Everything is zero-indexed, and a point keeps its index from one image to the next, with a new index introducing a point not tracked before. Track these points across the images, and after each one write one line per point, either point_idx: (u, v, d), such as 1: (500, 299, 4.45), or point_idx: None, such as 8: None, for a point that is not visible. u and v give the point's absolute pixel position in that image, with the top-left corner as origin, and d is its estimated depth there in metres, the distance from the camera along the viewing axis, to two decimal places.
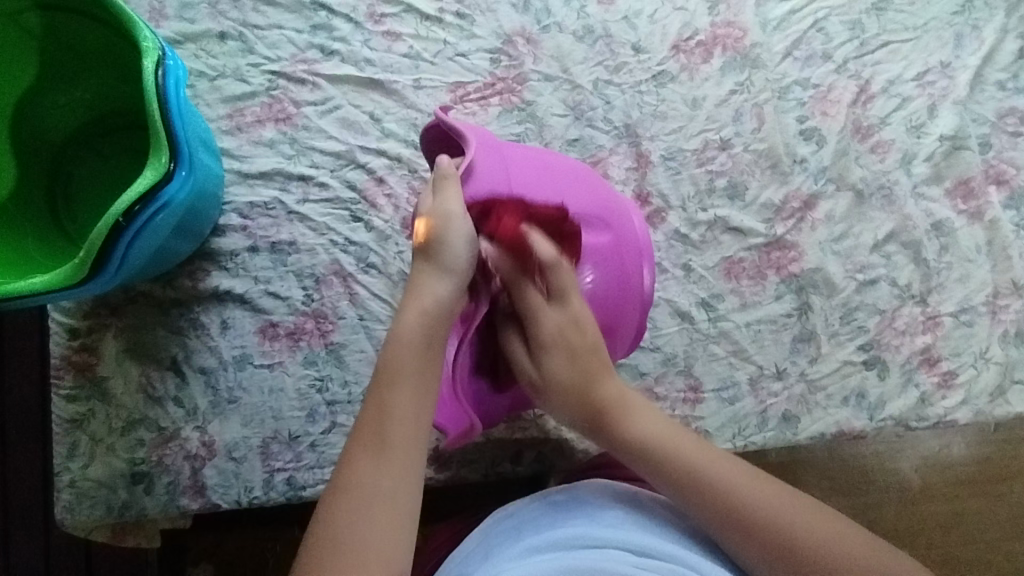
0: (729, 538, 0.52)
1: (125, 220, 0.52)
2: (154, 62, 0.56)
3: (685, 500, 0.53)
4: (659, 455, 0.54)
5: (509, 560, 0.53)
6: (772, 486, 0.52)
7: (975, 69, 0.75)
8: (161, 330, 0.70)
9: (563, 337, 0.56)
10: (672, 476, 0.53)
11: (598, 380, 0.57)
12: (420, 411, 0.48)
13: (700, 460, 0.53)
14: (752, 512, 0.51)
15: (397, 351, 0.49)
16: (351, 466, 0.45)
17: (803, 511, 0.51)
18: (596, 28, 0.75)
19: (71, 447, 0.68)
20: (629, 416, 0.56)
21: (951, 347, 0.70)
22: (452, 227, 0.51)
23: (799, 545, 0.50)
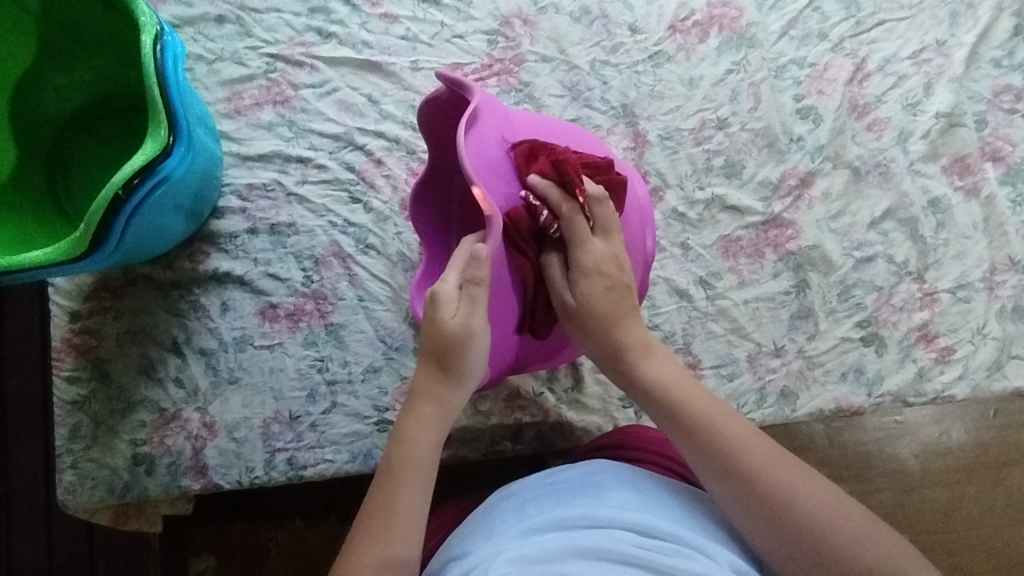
0: (728, 492, 0.52)
1: (124, 193, 0.53)
2: (152, 36, 0.57)
3: (693, 445, 0.53)
4: (674, 397, 0.55)
5: (510, 539, 0.50)
6: (793, 464, 0.52)
7: (971, 47, 0.76)
8: (161, 312, 0.70)
9: (603, 271, 0.58)
10: (682, 420, 0.54)
11: (622, 321, 0.58)
12: (422, 508, 0.52)
13: (712, 415, 0.54)
14: (764, 479, 0.51)
15: (405, 450, 0.53)
16: (357, 554, 0.49)
17: (817, 488, 0.50)
18: (593, 9, 0.76)
19: (73, 429, 0.68)
20: (649, 360, 0.58)
21: (949, 323, 0.71)
22: (476, 336, 0.54)
23: (791, 501, 0.50)
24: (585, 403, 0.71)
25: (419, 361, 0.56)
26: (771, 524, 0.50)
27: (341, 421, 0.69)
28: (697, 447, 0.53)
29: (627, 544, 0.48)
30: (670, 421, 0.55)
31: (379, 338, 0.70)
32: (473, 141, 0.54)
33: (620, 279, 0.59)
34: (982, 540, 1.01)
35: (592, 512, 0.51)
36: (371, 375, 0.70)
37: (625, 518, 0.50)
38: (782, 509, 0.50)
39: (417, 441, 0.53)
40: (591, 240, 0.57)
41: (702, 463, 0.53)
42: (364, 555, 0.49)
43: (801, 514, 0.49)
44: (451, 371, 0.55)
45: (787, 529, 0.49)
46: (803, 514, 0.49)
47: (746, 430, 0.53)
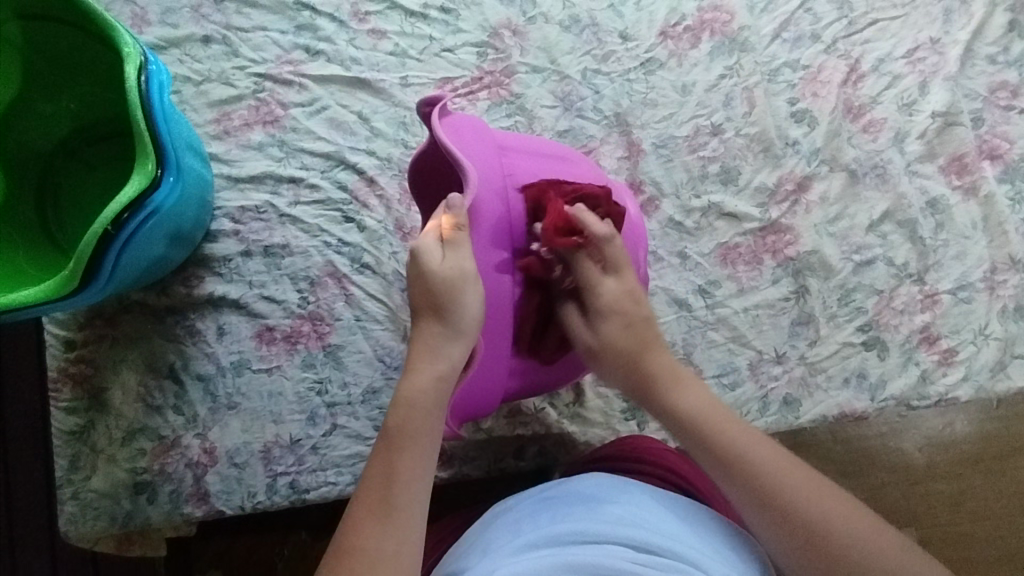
0: (760, 519, 0.51)
1: (113, 228, 0.53)
2: (137, 66, 0.56)
3: (732, 482, 0.52)
4: (701, 434, 0.54)
5: (504, 556, 0.50)
6: (815, 483, 0.51)
7: (965, 44, 0.75)
8: (158, 339, 0.70)
9: (621, 306, 0.58)
10: (716, 446, 0.53)
11: (646, 354, 0.58)
12: (423, 475, 0.50)
13: (742, 441, 0.53)
14: (791, 496, 0.50)
15: (403, 413, 0.52)
16: (357, 529, 0.47)
17: (852, 514, 0.49)
18: (583, 18, 0.75)
19: (72, 459, 0.68)
20: (677, 389, 0.57)
21: (950, 325, 0.70)
22: (467, 285, 0.53)
23: (824, 526, 0.49)
24: (587, 416, 0.70)
25: (418, 318, 0.55)
26: (805, 551, 0.49)
27: (342, 443, 0.68)
28: (731, 477, 0.52)
29: (620, 559, 0.47)
30: (698, 447, 0.55)
31: (378, 357, 0.70)
32: (447, 135, 0.54)
33: (638, 314, 0.59)
34: (988, 531, 1.01)
35: (586, 527, 0.50)
36: (371, 396, 0.69)
37: (618, 532, 0.50)
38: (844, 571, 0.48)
39: (420, 407, 0.52)
40: (601, 282, 0.58)
41: (746, 507, 0.52)
42: (364, 529, 0.47)
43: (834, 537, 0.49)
44: (449, 323, 0.53)
45: (815, 550, 0.49)
46: (838, 538, 0.49)
47: (772, 454, 0.52)
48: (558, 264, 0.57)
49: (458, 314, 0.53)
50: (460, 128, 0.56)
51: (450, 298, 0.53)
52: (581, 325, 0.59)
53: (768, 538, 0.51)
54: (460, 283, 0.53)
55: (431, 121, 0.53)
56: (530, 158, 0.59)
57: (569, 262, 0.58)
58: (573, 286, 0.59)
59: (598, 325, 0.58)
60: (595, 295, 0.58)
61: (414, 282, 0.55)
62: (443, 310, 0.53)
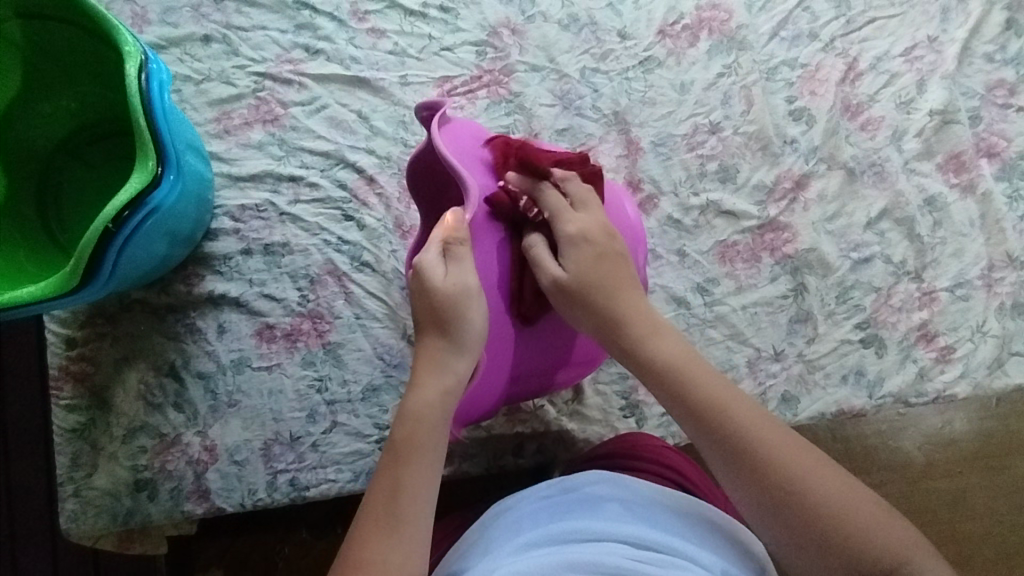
0: (741, 479, 0.49)
1: (114, 226, 0.53)
2: (137, 65, 0.56)
3: (706, 432, 0.51)
4: (675, 380, 0.52)
5: (505, 555, 0.50)
6: (791, 443, 0.49)
7: (963, 42, 0.75)
8: (158, 337, 0.70)
9: (587, 237, 0.56)
10: (689, 401, 0.51)
11: (620, 295, 0.56)
12: (430, 487, 0.50)
13: (719, 397, 0.51)
14: (766, 455, 0.49)
15: (410, 427, 0.52)
16: (363, 542, 0.47)
17: (830, 478, 0.48)
18: (581, 16, 0.75)
19: (73, 457, 0.68)
20: (651, 336, 0.55)
21: (948, 322, 0.70)
22: (469, 299, 0.53)
23: (803, 492, 0.47)
24: (586, 414, 0.71)
25: (421, 332, 0.55)
26: (782, 515, 0.48)
27: (342, 440, 0.68)
28: (708, 436, 0.50)
29: (620, 557, 0.48)
30: (674, 402, 0.52)
31: (377, 355, 0.70)
32: (448, 151, 0.56)
33: (610, 247, 0.57)
34: (986, 529, 1.01)
35: (587, 525, 0.50)
36: (370, 394, 0.69)
37: (619, 530, 0.50)
38: (820, 529, 0.46)
39: (425, 418, 0.52)
40: (568, 215, 0.57)
41: (721, 464, 0.50)
42: (370, 541, 0.47)
43: (814, 506, 0.47)
44: (453, 337, 0.53)
45: (793, 515, 0.47)
46: (818, 507, 0.47)
47: (751, 411, 0.51)
48: (524, 195, 0.57)
49: (462, 327, 0.53)
50: (462, 142, 0.58)
51: (453, 314, 0.53)
52: (549, 260, 0.56)
53: (744, 500, 0.49)
54: (462, 297, 0.53)
55: (433, 138, 0.55)
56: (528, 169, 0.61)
57: (536, 194, 0.57)
58: (543, 219, 0.57)
59: (564, 257, 0.56)
60: (562, 225, 0.56)
61: (417, 296, 0.54)
62: (446, 324, 0.53)
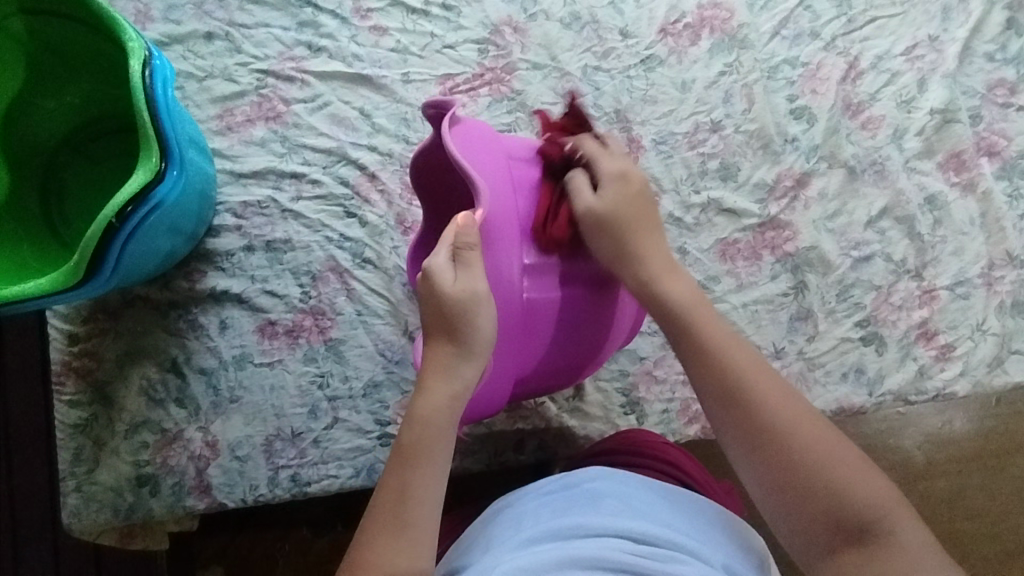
0: (730, 415, 0.51)
1: (118, 221, 0.53)
2: (141, 61, 0.56)
3: (720, 365, 0.52)
4: (689, 320, 0.54)
5: (507, 552, 0.50)
6: (788, 392, 0.51)
7: (963, 42, 0.75)
8: (160, 333, 0.70)
9: (620, 178, 0.58)
10: (694, 335, 0.53)
11: (638, 235, 0.57)
12: (436, 490, 0.51)
13: (725, 337, 0.53)
14: (759, 401, 0.50)
15: (417, 431, 0.52)
16: (370, 547, 0.48)
17: (817, 427, 0.49)
18: (583, 15, 0.75)
19: (76, 452, 0.68)
20: (667, 280, 0.56)
21: (948, 320, 0.71)
22: (479, 305, 0.52)
23: (791, 433, 0.49)
24: (586, 411, 0.71)
25: (429, 338, 0.54)
26: (763, 453, 0.49)
27: (344, 436, 0.69)
28: (706, 369, 0.52)
29: (622, 552, 0.48)
30: (678, 335, 0.54)
31: (379, 352, 0.70)
32: (458, 151, 0.54)
33: (639, 192, 0.58)
34: (986, 528, 1.01)
35: (587, 520, 0.51)
36: (371, 390, 0.70)
37: (621, 524, 0.50)
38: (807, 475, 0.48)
39: (432, 423, 0.52)
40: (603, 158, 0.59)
41: (714, 400, 0.52)
42: (377, 546, 0.48)
43: (795, 448, 0.48)
44: (460, 342, 0.53)
45: (775, 452, 0.49)
46: (799, 449, 0.48)
47: (752, 356, 0.53)
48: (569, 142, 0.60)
49: (471, 332, 0.53)
50: (471, 139, 0.56)
51: (462, 320, 0.52)
52: (586, 188, 0.57)
53: (729, 434, 0.51)
54: (472, 304, 0.52)
55: (444, 137, 0.53)
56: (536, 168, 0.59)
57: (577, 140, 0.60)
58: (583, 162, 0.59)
59: (598, 191, 0.58)
60: (601, 164, 0.58)
61: (424, 301, 0.53)
62: (454, 330, 0.53)
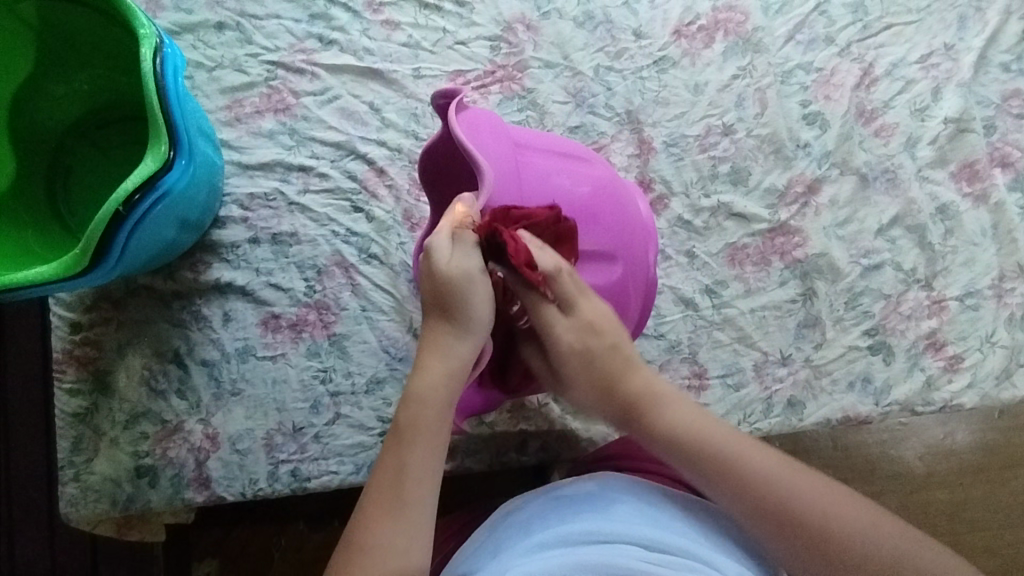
0: (767, 532, 0.49)
1: (125, 209, 0.53)
2: (152, 49, 0.56)
3: (724, 499, 0.51)
4: (701, 447, 0.52)
5: (515, 556, 0.50)
6: (808, 486, 0.50)
7: (979, 51, 0.75)
8: (163, 323, 0.70)
9: (575, 345, 0.55)
10: (703, 462, 0.52)
11: (624, 375, 0.55)
12: (434, 468, 0.50)
13: (732, 450, 0.51)
14: (791, 504, 0.49)
15: (415, 409, 0.51)
16: (367, 523, 0.48)
17: (852, 511, 0.49)
18: (597, 14, 0.75)
19: (75, 441, 0.68)
20: (660, 407, 0.54)
21: (957, 331, 0.70)
22: (474, 286, 0.52)
23: (830, 533, 0.48)
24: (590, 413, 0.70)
25: (426, 315, 0.54)
26: (813, 556, 0.48)
27: (345, 432, 0.68)
28: (730, 493, 0.50)
29: (631, 559, 0.48)
30: (689, 462, 0.52)
31: (383, 348, 0.70)
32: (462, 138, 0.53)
33: (601, 343, 0.55)
34: (987, 542, 1.00)
35: (598, 526, 0.50)
36: (374, 386, 0.69)
37: (633, 531, 0.50)
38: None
39: (430, 399, 0.51)
40: (554, 321, 0.54)
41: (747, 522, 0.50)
42: (374, 522, 0.48)
43: (841, 541, 0.48)
44: (456, 320, 0.52)
45: (821, 555, 0.48)
46: (846, 547, 0.48)
47: (765, 457, 0.51)
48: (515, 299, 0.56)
49: (467, 310, 0.52)
50: (478, 126, 0.56)
51: (458, 297, 0.52)
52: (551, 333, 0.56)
53: (770, 549, 0.50)
54: (467, 284, 0.52)
55: (450, 128, 0.52)
56: (543, 160, 0.59)
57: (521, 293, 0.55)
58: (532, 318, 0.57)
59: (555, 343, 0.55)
60: (550, 331, 0.55)
61: (423, 281, 0.53)
62: (451, 309, 0.52)
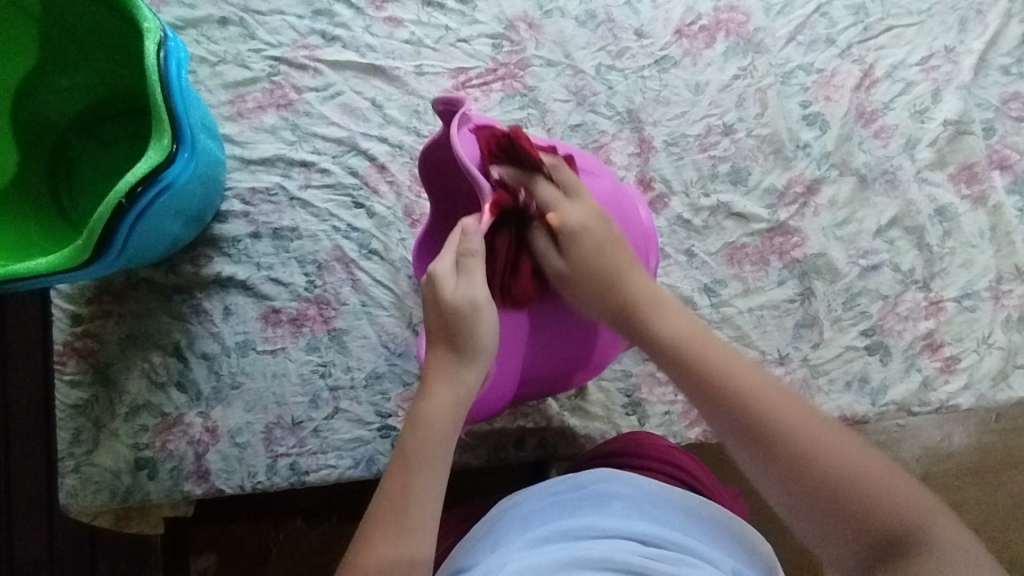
0: (748, 450, 0.49)
1: (127, 202, 0.53)
2: (156, 43, 0.56)
3: (708, 413, 0.51)
4: (691, 356, 0.52)
5: (515, 550, 0.50)
6: (794, 409, 0.49)
7: (979, 54, 0.75)
8: (164, 316, 0.70)
9: (586, 230, 0.55)
10: (691, 372, 0.51)
11: (625, 273, 0.55)
12: (437, 493, 0.50)
13: (723, 366, 0.51)
14: (773, 424, 0.48)
15: (421, 434, 0.51)
16: (370, 547, 0.48)
17: (834, 443, 0.47)
18: (599, 13, 0.75)
19: (75, 433, 0.68)
20: (659, 316, 0.54)
21: (954, 332, 0.70)
22: (480, 316, 0.52)
23: (808, 454, 0.47)
24: (589, 410, 0.70)
25: (430, 342, 0.54)
26: (787, 476, 0.47)
27: (344, 426, 0.68)
28: (713, 406, 0.50)
29: (630, 553, 0.48)
30: (679, 371, 0.52)
31: (382, 343, 0.70)
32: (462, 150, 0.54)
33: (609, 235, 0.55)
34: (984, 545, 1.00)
35: (596, 521, 0.51)
36: (373, 381, 0.69)
37: (633, 527, 0.50)
38: (835, 495, 0.46)
39: (435, 425, 0.51)
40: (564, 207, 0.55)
41: (730, 436, 0.50)
42: (378, 547, 0.48)
43: (810, 465, 0.47)
44: (462, 348, 0.53)
45: (794, 474, 0.47)
46: (820, 469, 0.46)
47: (756, 377, 0.50)
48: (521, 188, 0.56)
49: (473, 339, 0.52)
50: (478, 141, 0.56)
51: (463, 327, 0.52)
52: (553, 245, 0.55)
53: (750, 466, 0.49)
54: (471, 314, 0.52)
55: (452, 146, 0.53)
56: None
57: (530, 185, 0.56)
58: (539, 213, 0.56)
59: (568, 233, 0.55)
60: (563, 214, 0.55)
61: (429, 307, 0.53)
62: (456, 336, 0.52)
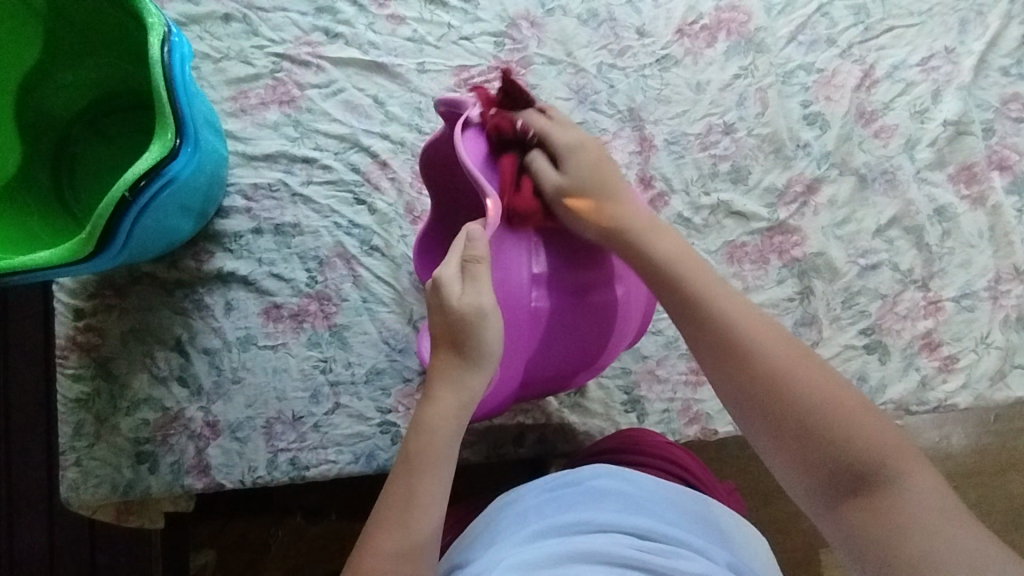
0: (723, 362, 0.51)
1: (130, 195, 0.53)
2: (160, 37, 0.56)
3: (688, 325, 0.53)
4: (676, 274, 0.55)
5: (512, 545, 0.50)
6: (770, 330, 0.51)
7: (979, 55, 0.75)
8: (165, 311, 0.70)
9: (575, 157, 0.58)
10: (672, 285, 0.54)
11: (612, 203, 0.58)
12: (440, 496, 0.51)
13: (705, 286, 0.54)
14: (748, 340, 0.50)
15: (425, 439, 0.51)
16: (374, 550, 0.48)
17: (805, 364, 0.49)
18: (601, 11, 0.75)
19: (76, 426, 0.68)
20: (647, 237, 0.57)
21: (952, 332, 0.71)
22: (486, 323, 0.53)
23: (783, 372, 0.49)
24: (588, 408, 0.71)
25: (434, 347, 0.54)
26: (759, 390, 0.49)
27: (344, 422, 0.69)
28: (694, 318, 0.53)
29: (625, 547, 0.48)
30: (662, 287, 0.55)
31: (383, 339, 0.71)
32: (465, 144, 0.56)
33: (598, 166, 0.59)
34: None
35: (592, 516, 0.51)
36: (374, 377, 0.70)
37: (629, 521, 0.51)
38: (803, 416, 0.47)
39: (439, 429, 0.52)
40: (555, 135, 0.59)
41: (707, 349, 0.52)
42: (381, 550, 0.48)
43: (782, 377, 0.48)
44: (467, 353, 0.53)
45: (763, 386, 0.49)
46: (791, 383, 0.48)
47: (735, 300, 0.53)
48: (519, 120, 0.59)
49: (478, 345, 0.53)
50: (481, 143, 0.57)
51: (467, 332, 0.52)
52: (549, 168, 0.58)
53: (723, 378, 0.51)
54: (477, 320, 0.52)
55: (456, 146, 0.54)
56: None
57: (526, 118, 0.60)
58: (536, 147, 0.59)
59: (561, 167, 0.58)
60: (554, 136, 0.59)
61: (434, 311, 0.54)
62: (462, 342, 0.53)
